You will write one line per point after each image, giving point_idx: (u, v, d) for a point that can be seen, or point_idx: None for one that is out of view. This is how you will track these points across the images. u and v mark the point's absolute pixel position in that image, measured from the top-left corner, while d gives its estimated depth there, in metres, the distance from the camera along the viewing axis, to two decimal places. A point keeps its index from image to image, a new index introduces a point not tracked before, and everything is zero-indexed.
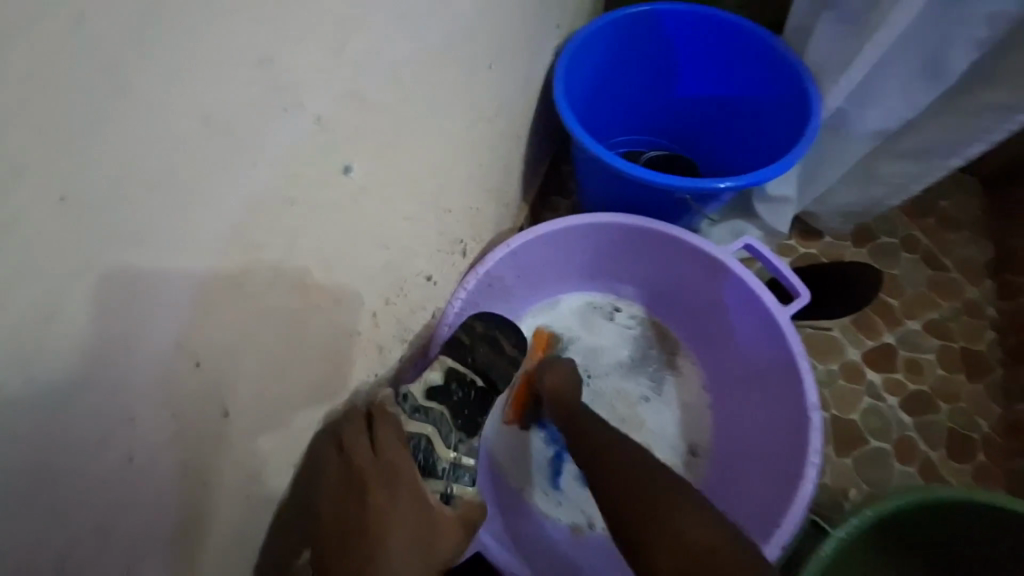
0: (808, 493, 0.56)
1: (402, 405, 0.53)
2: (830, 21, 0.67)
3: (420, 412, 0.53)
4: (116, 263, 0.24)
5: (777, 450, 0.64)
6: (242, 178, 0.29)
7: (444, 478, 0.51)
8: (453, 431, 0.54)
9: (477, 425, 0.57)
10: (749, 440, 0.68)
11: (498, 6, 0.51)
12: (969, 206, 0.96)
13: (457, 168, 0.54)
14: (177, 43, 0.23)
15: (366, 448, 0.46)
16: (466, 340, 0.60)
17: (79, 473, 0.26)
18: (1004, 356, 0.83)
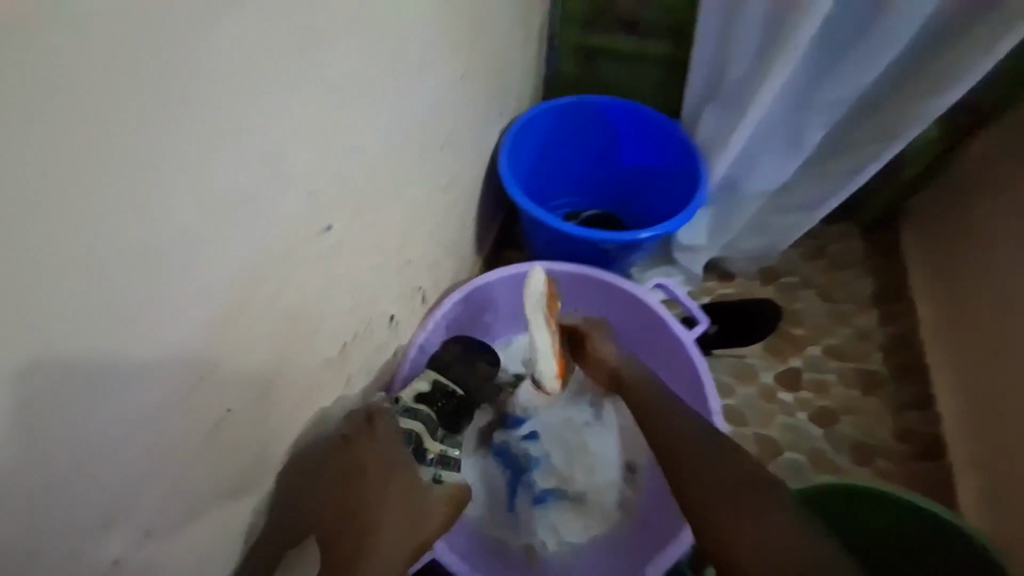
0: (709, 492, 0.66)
1: (394, 407, 0.63)
2: (713, 110, 0.87)
3: (409, 413, 0.63)
4: (123, 315, 0.31)
5: None
6: (229, 246, 0.38)
7: (433, 466, 0.61)
8: (438, 427, 0.64)
9: (457, 426, 0.68)
10: None
11: (448, 102, 0.64)
12: (858, 248, 1.14)
13: (417, 227, 0.65)
14: (181, 155, 0.32)
15: (368, 438, 0.57)
16: (445, 359, 0.71)
17: (77, 487, 0.32)
18: (894, 373, 0.98)
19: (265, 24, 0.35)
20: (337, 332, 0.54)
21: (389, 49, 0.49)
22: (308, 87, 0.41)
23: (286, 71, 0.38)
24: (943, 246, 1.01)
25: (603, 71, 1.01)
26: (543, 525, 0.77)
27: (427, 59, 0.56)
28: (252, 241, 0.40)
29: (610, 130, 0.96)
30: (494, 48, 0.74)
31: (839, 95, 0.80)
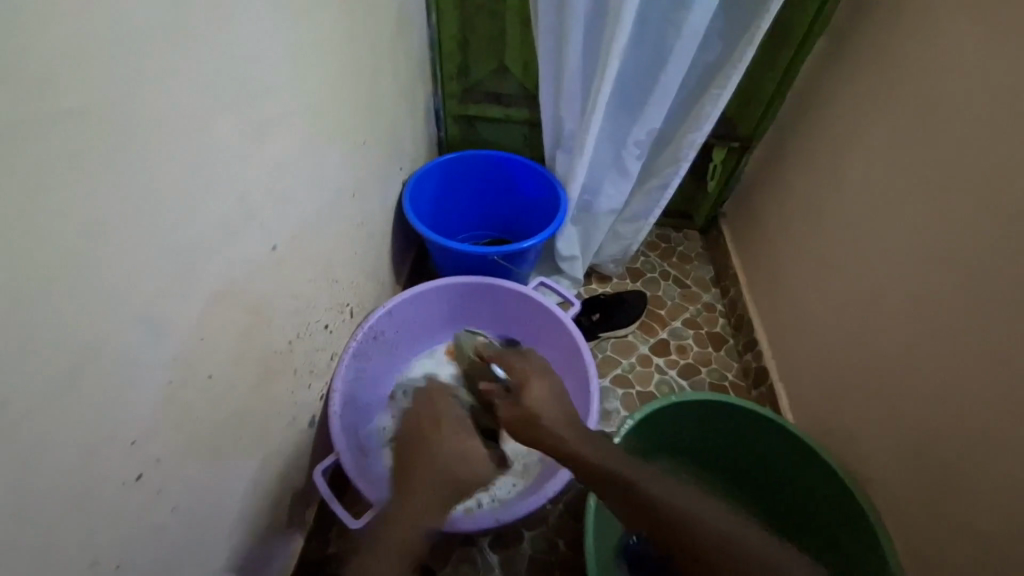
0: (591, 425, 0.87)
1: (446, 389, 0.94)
2: (562, 154, 1.17)
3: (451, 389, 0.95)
4: (151, 313, 0.46)
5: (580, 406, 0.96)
6: (216, 265, 0.54)
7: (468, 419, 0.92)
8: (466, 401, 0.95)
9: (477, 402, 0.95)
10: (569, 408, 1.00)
11: (354, 161, 0.85)
12: (695, 244, 1.49)
13: (340, 254, 0.84)
14: (189, 206, 0.49)
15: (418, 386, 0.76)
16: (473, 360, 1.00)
17: (127, 435, 0.45)
18: (732, 330, 1.29)
19: (231, 113, 0.52)
20: (283, 328, 0.69)
21: (307, 121, 0.69)
22: (259, 151, 0.58)
23: (243, 139, 0.55)
24: (744, 232, 1.34)
25: (481, 132, 1.32)
26: (478, 487, 0.93)
27: (334, 129, 0.77)
28: (230, 258, 0.56)
29: (491, 177, 1.25)
30: (388, 122, 0.99)
31: (643, 135, 1.12)
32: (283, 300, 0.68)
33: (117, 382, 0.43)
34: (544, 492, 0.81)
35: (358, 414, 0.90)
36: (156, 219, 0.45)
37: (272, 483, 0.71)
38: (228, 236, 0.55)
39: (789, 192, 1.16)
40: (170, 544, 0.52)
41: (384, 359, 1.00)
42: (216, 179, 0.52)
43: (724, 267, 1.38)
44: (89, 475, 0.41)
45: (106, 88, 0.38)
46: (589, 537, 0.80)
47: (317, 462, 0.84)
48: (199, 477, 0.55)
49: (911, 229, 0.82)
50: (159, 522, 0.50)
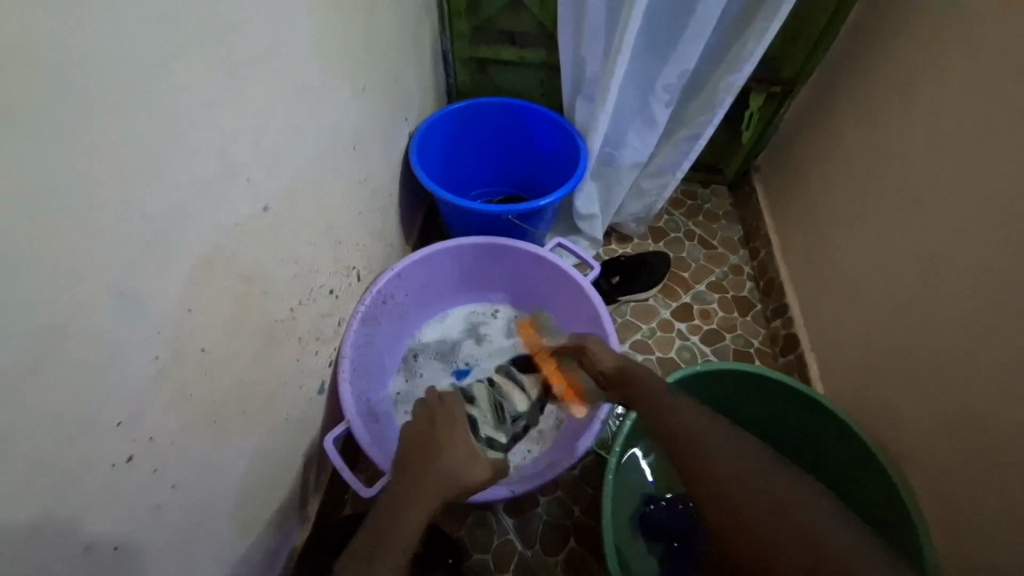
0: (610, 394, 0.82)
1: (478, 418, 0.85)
2: (582, 101, 1.06)
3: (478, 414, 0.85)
4: (126, 285, 0.41)
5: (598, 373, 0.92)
6: (200, 230, 0.49)
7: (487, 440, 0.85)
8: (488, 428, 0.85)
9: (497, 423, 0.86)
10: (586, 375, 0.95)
11: (354, 111, 0.78)
12: (723, 203, 1.39)
13: (343, 214, 0.78)
14: (161, 163, 0.43)
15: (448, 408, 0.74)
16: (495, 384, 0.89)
17: (113, 416, 0.42)
18: (760, 294, 1.21)
19: (202, 51, 0.45)
20: (283, 296, 0.65)
21: (295, 64, 0.60)
22: (240, 98, 0.51)
23: (220, 84, 0.48)
24: (780, 189, 1.23)
25: (494, 77, 1.21)
26: None
27: (329, 73, 0.69)
28: (215, 219, 0.51)
29: (505, 128, 1.15)
30: (390, 67, 0.90)
31: (675, 78, 1.01)
32: (281, 265, 0.63)
33: (96, 359, 0.40)
34: (560, 463, 0.78)
35: (367, 380, 0.88)
36: (125, 177, 0.40)
37: (283, 451, 0.69)
38: (211, 195, 0.50)
39: (835, 144, 1.04)
40: (173, 519, 0.51)
41: (395, 324, 0.96)
42: (191, 132, 0.46)
43: (754, 227, 1.28)
44: (73, 459, 0.39)
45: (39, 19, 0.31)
46: (605, 507, 0.77)
47: (328, 428, 0.82)
48: (200, 452, 0.53)
49: (980, 188, 0.72)
50: (159, 499, 0.49)
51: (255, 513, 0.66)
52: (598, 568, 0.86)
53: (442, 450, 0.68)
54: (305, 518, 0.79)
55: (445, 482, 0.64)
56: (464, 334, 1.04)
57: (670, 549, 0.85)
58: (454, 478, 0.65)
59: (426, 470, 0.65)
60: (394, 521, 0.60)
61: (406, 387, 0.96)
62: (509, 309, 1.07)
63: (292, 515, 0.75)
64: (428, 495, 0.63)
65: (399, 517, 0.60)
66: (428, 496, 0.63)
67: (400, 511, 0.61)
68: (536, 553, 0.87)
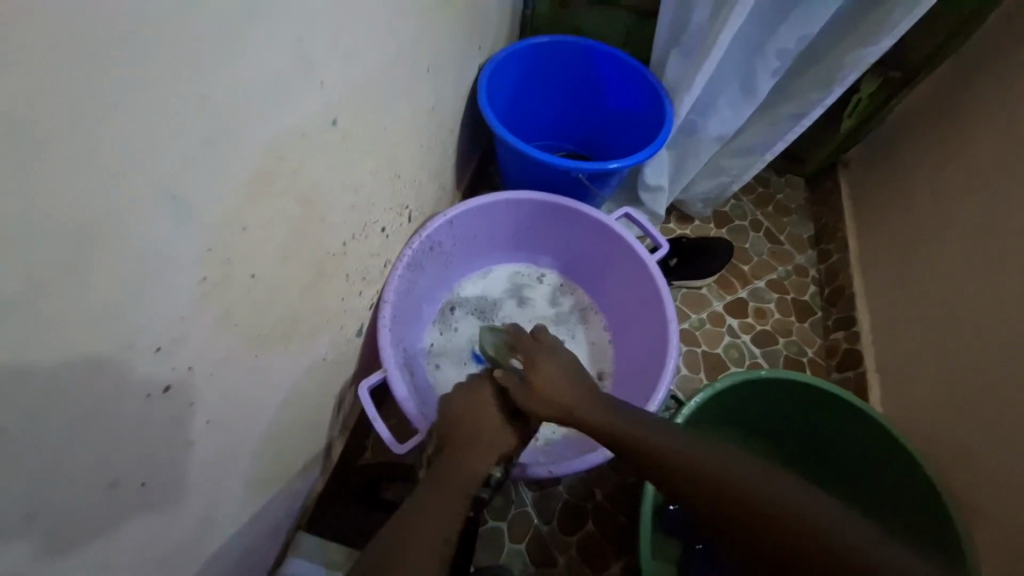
0: (664, 388, 0.76)
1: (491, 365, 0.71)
2: (678, 56, 0.94)
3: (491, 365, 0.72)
4: (177, 190, 0.35)
5: (645, 359, 0.85)
6: (262, 138, 0.41)
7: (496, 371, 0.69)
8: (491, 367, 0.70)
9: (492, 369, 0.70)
10: (631, 358, 0.89)
11: (434, 27, 0.67)
12: (798, 197, 1.27)
13: (407, 145, 0.70)
14: (228, 45, 0.35)
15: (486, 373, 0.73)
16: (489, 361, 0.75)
17: (148, 340, 0.36)
18: (823, 302, 1.12)
19: None
20: (337, 229, 0.58)
21: None
22: None
23: None
24: (870, 191, 1.11)
25: (577, 14, 1.07)
26: None
27: None
28: (280, 124, 0.43)
29: (584, 74, 1.03)
30: None
31: (793, 43, 0.87)
32: (339, 193, 0.56)
33: (140, 272, 0.34)
34: (603, 450, 0.73)
35: (405, 329, 0.82)
36: (189, 50, 0.32)
37: (315, 392, 0.65)
38: (279, 94, 0.42)
39: (954, 147, 0.91)
40: (203, 454, 0.47)
41: (437, 274, 0.90)
42: (263, 10, 0.37)
43: (830, 228, 1.17)
44: (107, 382, 0.34)
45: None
46: (644, 502, 0.73)
47: (360, 373, 0.78)
48: (238, 387, 0.48)
49: None
50: (192, 433, 0.44)
51: (282, 453, 0.62)
52: (613, 556, 0.83)
53: (486, 409, 0.66)
54: (328, 461, 0.76)
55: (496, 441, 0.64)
56: (506, 294, 0.97)
57: (692, 550, 0.82)
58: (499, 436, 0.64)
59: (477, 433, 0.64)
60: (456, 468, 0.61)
61: (441, 340, 0.91)
62: (557, 275, 1.00)
63: (316, 457, 0.72)
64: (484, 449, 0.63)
65: (460, 465, 0.61)
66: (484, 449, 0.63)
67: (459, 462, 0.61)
68: (552, 530, 0.84)
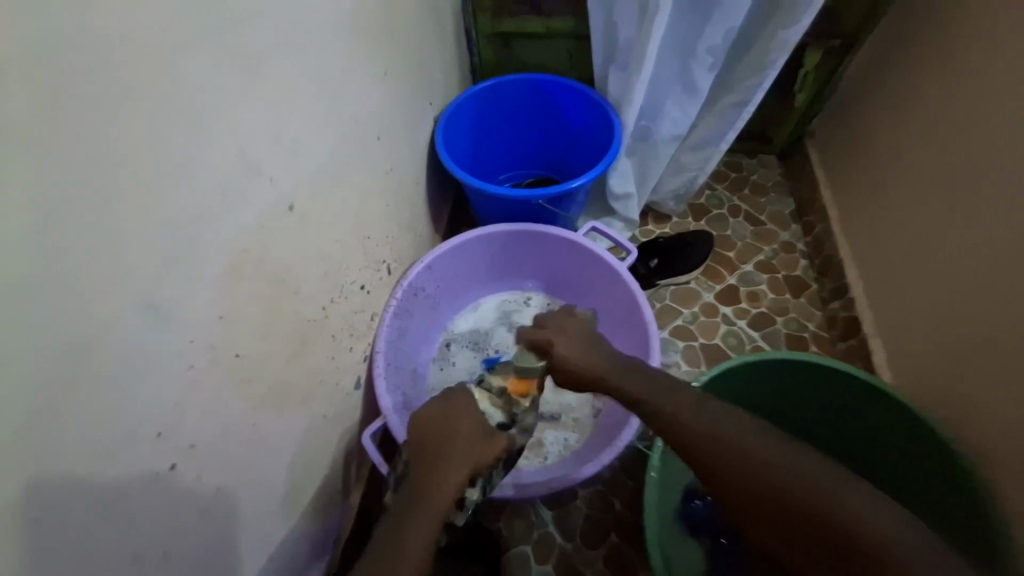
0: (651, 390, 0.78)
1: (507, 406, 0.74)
2: (615, 71, 0.98)
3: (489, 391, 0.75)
4: (154, 299, 0.41)
5: (634, 364, 0.87)
6: (224, 238, 0.48)
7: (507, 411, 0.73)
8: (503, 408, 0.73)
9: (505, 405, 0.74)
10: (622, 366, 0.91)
11: (377, 101, 0.75)
12: (772, 174, 1.28)
13: (371, 207, 0.77)
14: (177, 173, 0.42)
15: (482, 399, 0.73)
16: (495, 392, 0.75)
17: (147, 428, 0.42)
18: (815, 274, 1.12)
19: (203, 33, 0.42)
20: (313, 296, 0.64)
21: (309, 52, 0.57)
22: (254, 93, 0.49)
23: (231, 80, 0.46)
24: (837, 157, 1.11)
25: (520, 50, 1.14)
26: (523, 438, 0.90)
27: (346, 60, 0.65)
28: (240, 221, 0.50)
29: (536, 104, 1.09)
30: (411, 49, 0.86)
31: (720, 38, 0.91)
32: (309, 265, 0.62)
33: (130, 372, 0.40)
34: (600, 460, 0.75)
35: (402, 373, 0.88)
36: (143, 183, 0.39)
37: (320, 447, 0.70)
38: (231, 196, 0.48)
39: (908, 100, 0.92)
40: (218, 520, 0.52)
41: (426, 316, 0.95)
42: (206, 137, 0.44)
43: (808, 199, 1.18)
44: (117, 469, 0.40)
45: (28, 22, 0.30)
46: (649, 502, 0.75)
47: (366, 422, 0.83)
48: (241, 456, 0.54)
49: None
50: (204, 503, 0.50)
51: (299, 508, 0.67)
52: (640, 563, 0.84)
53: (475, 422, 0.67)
54: (348, 508, 0.81)
55: (472, 457, 0.64)
56: (496, 322, 1.02)
57: (716, 545, 0.82)
58: (478, 450, 0.64)
59: (466, 450, 0.64)
60: (432, 487, 0.60)
61: (441, 377, 0.96)
62: (542, 296, 1.04)
63: (335, 507, 0.77)
64: (458, 465, 0.62)
65: (434, 483, 0.60)
66: (457, 468, 0.62)
67: (433, 478, 0.61)
68: (576, 546, 0.86)
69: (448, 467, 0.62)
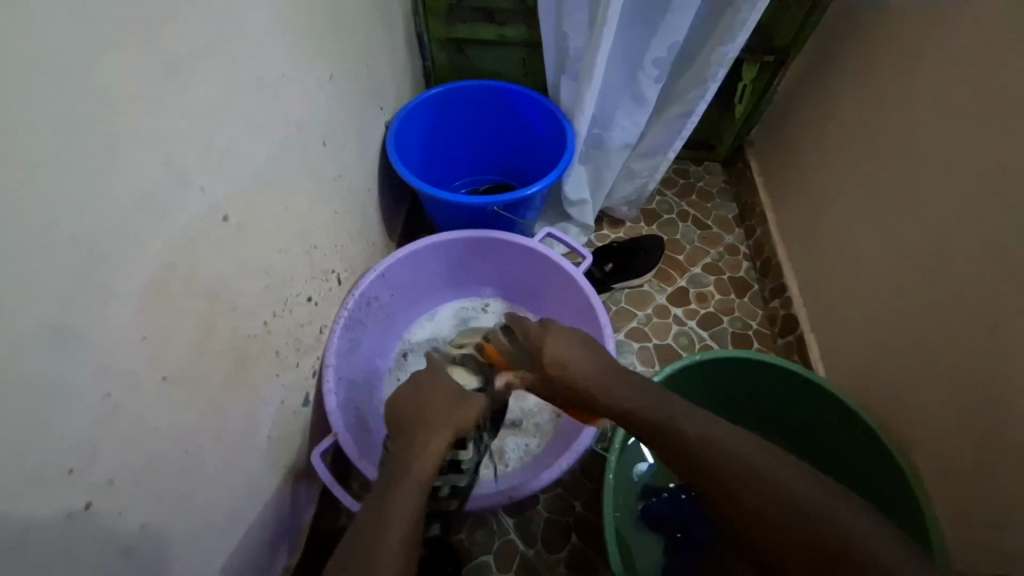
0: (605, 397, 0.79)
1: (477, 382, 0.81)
2: (567, 80, 1.00)
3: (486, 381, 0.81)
4: (62, 322, 0.37)
5: None
6: (147, 253, 0.44)
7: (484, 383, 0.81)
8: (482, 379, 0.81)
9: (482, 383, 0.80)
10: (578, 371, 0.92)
11: (322, 106, 0.72)
12: (717, 181, 1.34)
13: (317, 215, 0.74)
14: (91, 184, 0.38)
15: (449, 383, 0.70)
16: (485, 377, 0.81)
17: (56, 465, 0.38)
18: (757, 275, 1.19)
19: (116, 29, 0.39)
20: (253, 310, 0.61)
21: (245, 54, 0.54)
22: (180, 96, 0.46)
23: (153, 83, 0.43)
24: (774, 165, 1.18)
25: (473, 57, 1.14)
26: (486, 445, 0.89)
27: (288, 64, 0.63)
28: (166, 234, 0.46)
29: (491, 109, 1.09)
30: (358, 51, 0.83)
31: (665, 51, 0.94)
32: (247, 277, 0.59)
33: (33, 406, 0.36)
34: (559, 465, 0.76)
35: (355, 387, 0.85)
36: (43, 196, 0.35)
37: (265, 470, 0.66)
38: (154, 207, 0.45)
39: (832, 114, 0.99)
40: (146, 559, 0.48)
41: (380, 326, 0.93)
42: (125, 145, 0.41)
43: (750, 204, 1.25)
44: (22, 515, 0.36)
45: None
46: (607, 504, 0.76)
47: (316, 439, 0.80)
48: (171, 488, 0.50)
49: (980, 163, 0.69)
50: (128, 541, 0.46)
51: (242, 537, 0.63)
52: (600, 565, 0.85)
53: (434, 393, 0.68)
54: (299, 531, 0.77)
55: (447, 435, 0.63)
56: (454, 330, 1.01)
57: (674, 540, 0.83)
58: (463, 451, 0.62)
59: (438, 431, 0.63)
60: (410, 460, 0.59)
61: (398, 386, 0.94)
62: (500, 302, 1.04)
63: (285, 530, 0.73)
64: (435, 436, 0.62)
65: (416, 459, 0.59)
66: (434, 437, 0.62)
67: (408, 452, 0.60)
68: (538, 552, 0.85)
69: (424, 436, 0.62)
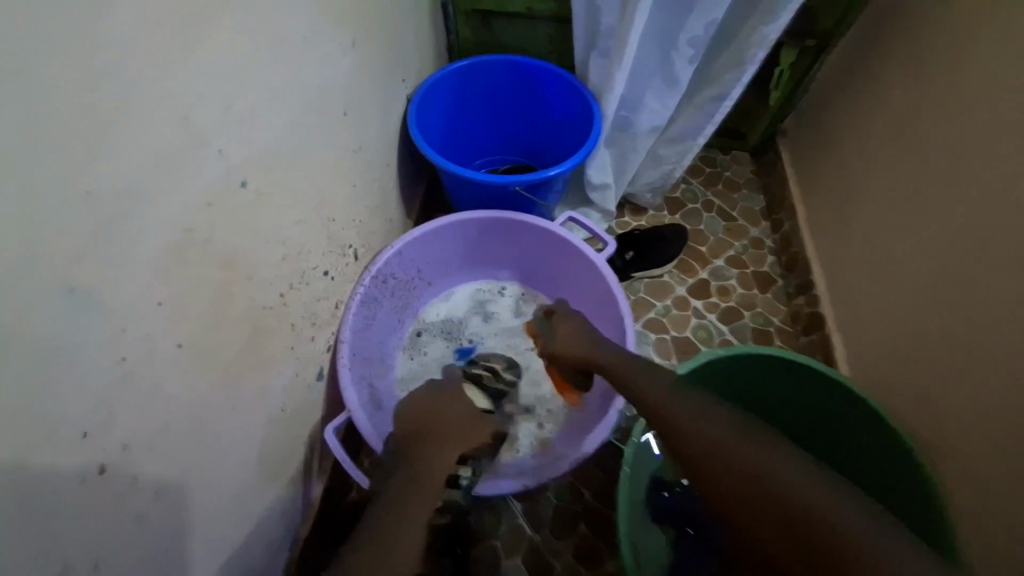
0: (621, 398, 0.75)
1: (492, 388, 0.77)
2: (596, 57, 0.95)
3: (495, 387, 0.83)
4: (76, 281, 0.36)
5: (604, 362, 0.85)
6: (165, 214, 0.43)
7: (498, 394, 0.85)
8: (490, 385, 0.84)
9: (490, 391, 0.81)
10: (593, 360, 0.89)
11: (343, 74, 0.70)
12: (745, 171, 1.29)
13: (336, 188, 0.72)
14: (109, 138, 0.37)
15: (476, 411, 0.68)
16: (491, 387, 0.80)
17: (67, 427, 0.37)
18: (783, 269, 1.15)
19: None
20: (269, 281, 0.59)
21: (265, 13, 0.52)
22: (199, 53, 0.44)
23: (173, 37, 0.41)
24: (807, 156, 1.13)
25: (499, 31, 1.10)
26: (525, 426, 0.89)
27: (310, 27, 0.60)
28: (183, 196, 0.45)
29: (515, 86, 1.05)
30: (382, 19, 0.80)
31: (702, 29, 0.89)
32: (266, 247, 0.58)
33: (44, 366, 0.34)
34: (576, 453, 0.74)
35: (369, 363, 0.84)
36: (57, 149, 0.33)
37: (278, 443, 0.66)
38: (171, 168, 0.43)
39: (875, 103, 0.94)
40: (157, 525, 0.47)
41: (395, 304, 0.91)
42: (142, 101, 0.39)
43: (778, 197, 1.20)
44: (33, 477, 0.35)
45: None
46: (619, 498, 0.74)
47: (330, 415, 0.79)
48: (183, 455, 0.49)
49: None
50: (141, 507, 0.45)
51: (254, 508, 0.63)
52: (609, 555, 0.84)
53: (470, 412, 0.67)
54: (310, 503, 0.77)
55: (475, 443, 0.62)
56: (469, 312, 1.00)
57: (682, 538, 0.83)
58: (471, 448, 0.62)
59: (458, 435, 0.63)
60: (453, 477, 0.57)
61: (411, 365, 0.93)
62: (517, 286, 1.02)
63: (296, 502, 0.73)
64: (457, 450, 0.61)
65: None
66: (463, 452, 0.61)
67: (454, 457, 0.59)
68: (545, 538, 0.85)
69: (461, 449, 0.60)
